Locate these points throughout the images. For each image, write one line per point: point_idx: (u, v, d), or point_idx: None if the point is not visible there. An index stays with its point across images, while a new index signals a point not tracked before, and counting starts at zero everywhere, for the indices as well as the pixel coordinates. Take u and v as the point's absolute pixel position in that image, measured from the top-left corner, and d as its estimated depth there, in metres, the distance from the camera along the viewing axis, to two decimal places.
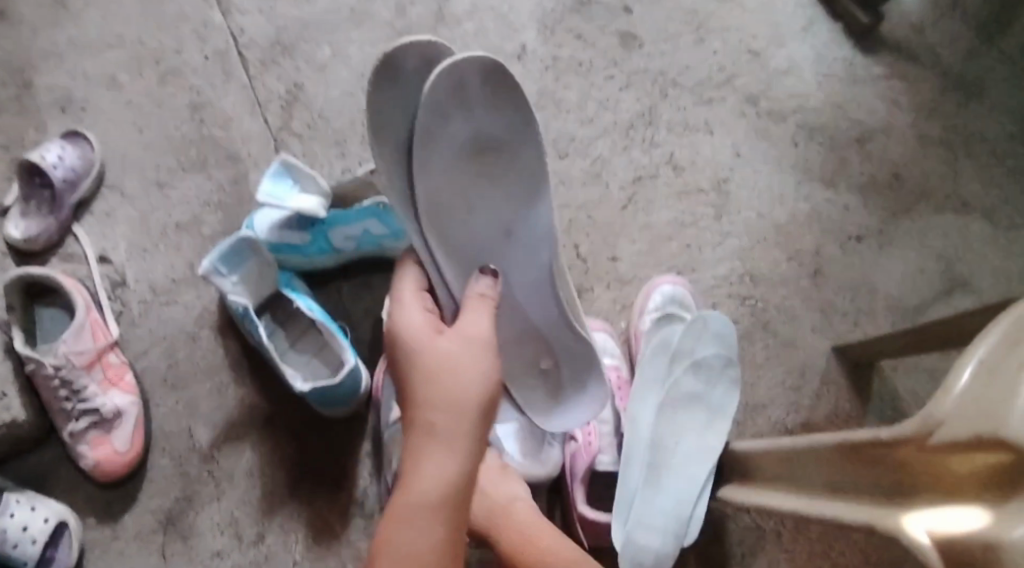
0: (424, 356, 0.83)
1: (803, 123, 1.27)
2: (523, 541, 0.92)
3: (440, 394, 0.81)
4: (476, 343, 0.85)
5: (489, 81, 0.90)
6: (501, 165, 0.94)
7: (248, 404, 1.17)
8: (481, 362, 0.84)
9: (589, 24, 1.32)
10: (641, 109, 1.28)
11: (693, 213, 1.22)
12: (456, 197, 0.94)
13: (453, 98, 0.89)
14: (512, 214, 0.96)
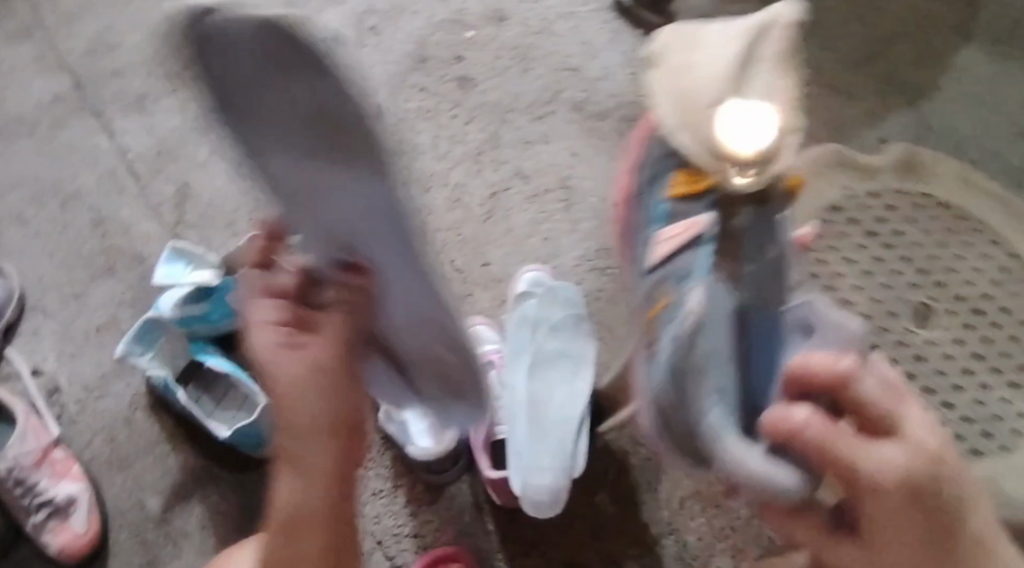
0: (276, 383, 0.91)
1: (623, 116, 1.46)
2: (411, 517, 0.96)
3: (291, 421, 0.91)
4: (302, 362, 0.92)
5: (278, 51, 0.91)
6: (341, 139, 0.91)
7: (188, 466, 1.28)
8: (299, 382, 0.91)
9: (428, 78, 1.49)
10: (486, 135, 1.45)
11: (546, 210, 1.39)
12: (305, 185, 0.95)
13: (279, 64, 0.91)
14: (340, 201, 0.94)
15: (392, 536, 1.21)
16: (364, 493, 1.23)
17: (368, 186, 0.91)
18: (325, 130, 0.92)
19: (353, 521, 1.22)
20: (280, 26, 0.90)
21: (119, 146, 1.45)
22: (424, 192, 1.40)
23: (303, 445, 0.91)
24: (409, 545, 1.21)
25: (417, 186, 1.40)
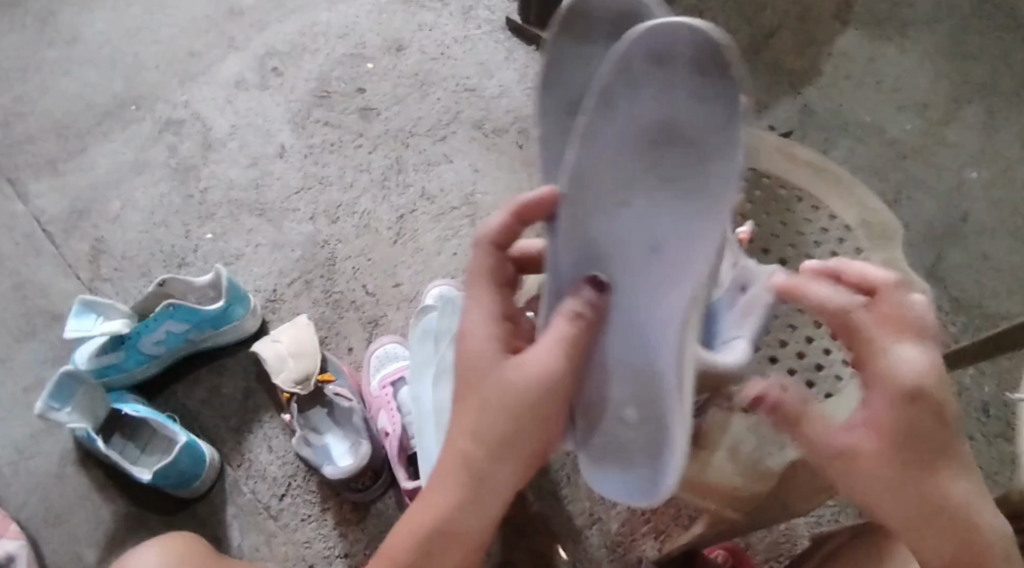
0: (494, 379, 0.88)
1: (522, 129, 1.49)
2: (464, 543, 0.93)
3: (480, 423, 0.89)
4: (536, 362, 0.88)
5: (703, 59, 0.84)
6: (676, 158, 0.88)
7: (122, 514, 1.30)
8: (551, 367, 0.87)
9: (332, 112, 1.51)
10: (390, 161, 1.47)
11: (453, 227, 1.42)
12: (651, 190, 0.89)
13: (633, 72, 0.86)
14: (663, 219, 0.90)
15: (324, 558, 1.24)
16: (294, 519, 1.26)
17: (691, 223, 0.89)
18: (663, 147, 0.88)
19: (284, 548, 1.25)
20: (717, 58, 0.83)
21: (34, 210, 1.46)
22: (333, 223, 1.43)
23: (494, 447, 0.89)
24: (341, 565, 1.24)
25: (326, 218, 1.44)
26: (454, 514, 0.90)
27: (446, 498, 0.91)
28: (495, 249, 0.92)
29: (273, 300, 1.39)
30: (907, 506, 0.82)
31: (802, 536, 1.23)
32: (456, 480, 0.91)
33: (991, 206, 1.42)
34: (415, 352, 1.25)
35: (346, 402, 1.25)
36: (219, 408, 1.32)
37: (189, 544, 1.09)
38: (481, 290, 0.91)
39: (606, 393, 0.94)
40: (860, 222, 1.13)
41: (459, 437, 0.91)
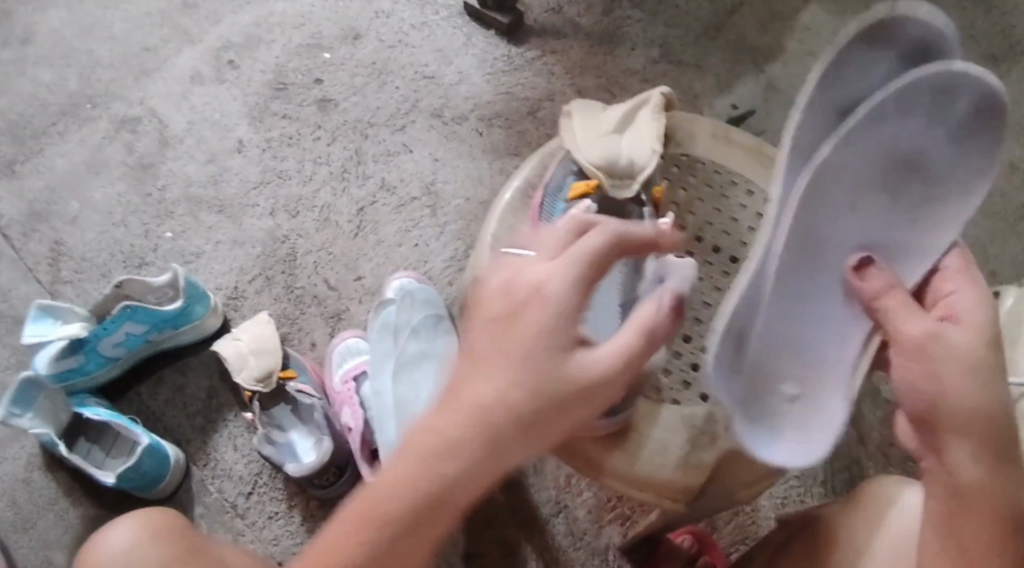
0: (543, 351, 0.80)
1: (481, 116, 1.47)
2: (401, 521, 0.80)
3: (522, 397, 0.79)
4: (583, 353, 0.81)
5: (962, 144, 0.92)
6: (914, 182, 0.94)
7: (91, 516, 1.28)
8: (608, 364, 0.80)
9: (289, 105, 1.50)
10: (350, 153, 1.46)
11: (413, 218, 1.42)
12: (827, 220, 0.96)
13: (872, 126, 0.92)
14: (823, 248, 0.97)
15: (292, 554, 1.25)
16: (260, 517, 1.26)
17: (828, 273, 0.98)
18: (906, 178, 0.94)
19: (252, 546, 1.25)
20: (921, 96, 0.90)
21: None
22: (293, 217, 1.42)
23: (526, 426, 0.80)
24: None
25: (286, 213, 1.43)
26: (431, 494, 0.79)
27: (411, 477, 0.80)
28: (609, 249, 0.81)
29: (234, 298, 1.38)
30: (1000, 511, 0.82)
31: (768, 518, 1.26)
32: (417, 458, 0.80)
33: None
34: (375, 345, 1.25)
35: (308, 399, 1.26)
36: (183, 407, 1.31)
37: (169, 519, 1.07)
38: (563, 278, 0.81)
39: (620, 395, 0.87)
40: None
41: (470, 411, 0.80)
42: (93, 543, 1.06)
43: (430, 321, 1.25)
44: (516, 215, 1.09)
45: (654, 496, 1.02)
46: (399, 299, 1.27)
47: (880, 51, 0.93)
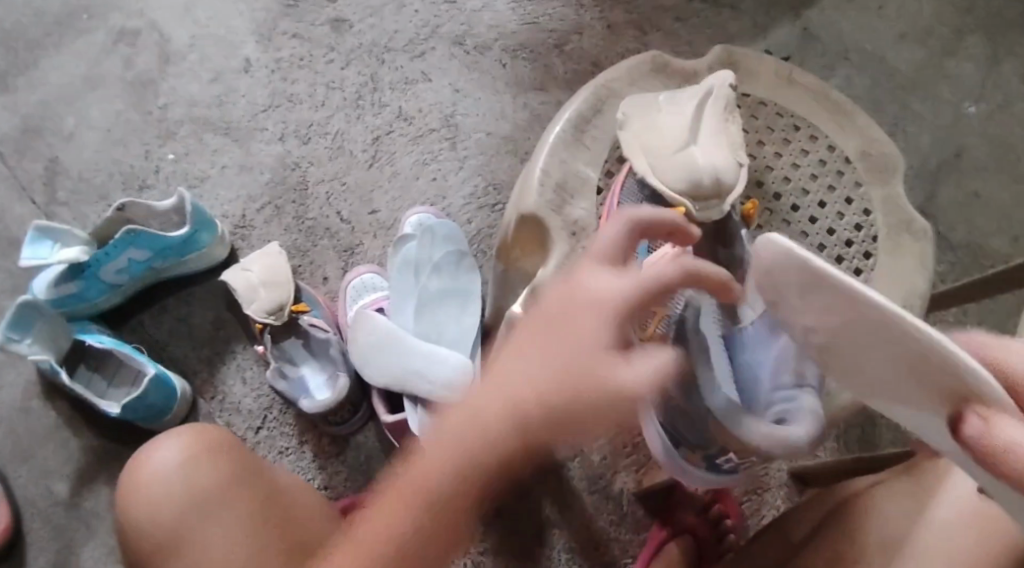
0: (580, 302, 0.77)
1: (505, 46, 1.39)
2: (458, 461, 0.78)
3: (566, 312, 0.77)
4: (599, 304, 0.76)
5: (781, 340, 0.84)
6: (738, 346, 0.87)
7: (92, 447, 1.21)
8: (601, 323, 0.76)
9: (300, 23, 1.39)
10: (364, 79, 1.37)
11: (431, 151, 1.35)
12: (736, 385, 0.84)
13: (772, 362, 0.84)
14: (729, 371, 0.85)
15: None
16: (271, 452, 1.21)
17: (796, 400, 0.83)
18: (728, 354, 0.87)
19: None
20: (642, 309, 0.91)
21: None
22: (303, 145, 1.35)
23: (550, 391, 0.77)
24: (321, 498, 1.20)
25: (297, 139, 1.35)
26: (517, 432, 0.78)
27: (497, 433, 0.78)
28: (635, 233, 0.78)
29: (242, 226, 1.31)
30: None
31: (780, 470, 1.22)
32: (495, 419, 0.78)
33: (987, 140, 1.39)
34: (393, 283, 1.17)
35: (322, 334, 1.19)
36: (193, 340, 1.24)
37: (222, 435, 1.01)
38: (603, 267, 0.77)
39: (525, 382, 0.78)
40: (860, 154, 0.99)
41: (565, 364, 0.77)
42: (155, 455, 0.98)
43: (452, 259, 1.18)
44: (567, 149, 0.99)
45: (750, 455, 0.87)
46: (419, 235, 1.19)
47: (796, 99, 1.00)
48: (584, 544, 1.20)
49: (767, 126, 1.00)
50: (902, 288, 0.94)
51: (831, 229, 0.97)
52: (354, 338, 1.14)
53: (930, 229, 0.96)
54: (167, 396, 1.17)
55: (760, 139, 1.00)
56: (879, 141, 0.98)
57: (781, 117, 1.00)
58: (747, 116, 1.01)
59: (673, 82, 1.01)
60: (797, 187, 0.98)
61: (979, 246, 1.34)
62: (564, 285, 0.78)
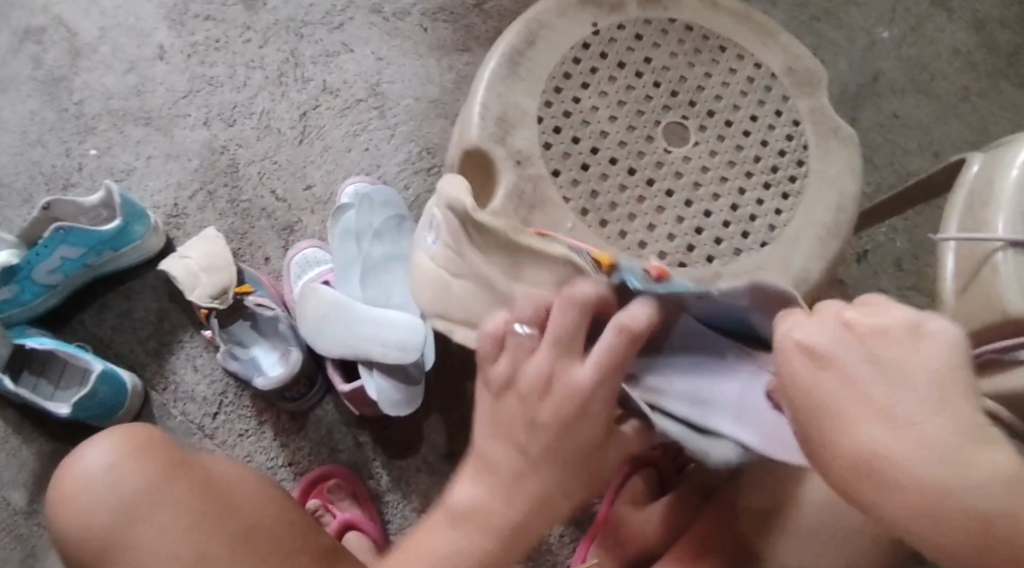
0: (568, 396, 0.74)
1: (424, 10, 1.38)
2: (491, 519, 0.78)
3: (563, 406, 0.74)
4: (580, 392, 0.74)
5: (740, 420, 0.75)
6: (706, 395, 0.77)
7: (45, 452, 1.18)
8: (595, 397, 0.74)
9: (211, 5, 1.36)
10: (285, 55, 1.35)
11: (361, 121, 1.34)
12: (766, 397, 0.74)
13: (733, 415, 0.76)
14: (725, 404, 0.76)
15: (268, 470, 1.18)
16: (231, 436, 1.19)
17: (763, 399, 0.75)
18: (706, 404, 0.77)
19: None
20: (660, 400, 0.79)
21: None
22: (229, 127, 1.32)
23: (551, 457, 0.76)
24: (287, 475, 1.18)
25: (222, 121, 1.32)
26: (524, 507, 0.78)
27: (510, 496, 0.78)
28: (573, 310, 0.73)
29: (175, 215, 1.29)
30: None
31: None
32: (508, 474, 0.78)
33: (902, 63, 1.41)
34: (336, 256, 1.16)
35: (269, 312, 1.17)
36: (137, 334, 1.22)
37: (137, 435, 0.96)
38: (567, 364, 0.74)
39: (536, 471, 0.77)
40: (785, 69, 0.97)
41: (559, 400, 0.74)
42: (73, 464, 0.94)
43: (392, 223, 1.15)
44: (504, 83, 0.94)
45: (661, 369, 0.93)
46: (357, 204, 1.17)
47: (721, 14, 0.98)
48: None
49: (695, 49, 0.97)
50: (834, 192, 0.95)
51: (764, 141, 0.95)
52: (301, 314, 1.13)
53: (854, 134, 0.97)
54: (117, 391, 1.14)
55: (690, 61, 0.97)
56: (800, 56, 0.98)
57: (708, 37, 0.97)
58: (675, 40, 0.97)
59: (601, 9, 0.96)
60: (730, 103, 0.96)
61: (905, 165, 1.37)
62: (555, 377, 0.74)
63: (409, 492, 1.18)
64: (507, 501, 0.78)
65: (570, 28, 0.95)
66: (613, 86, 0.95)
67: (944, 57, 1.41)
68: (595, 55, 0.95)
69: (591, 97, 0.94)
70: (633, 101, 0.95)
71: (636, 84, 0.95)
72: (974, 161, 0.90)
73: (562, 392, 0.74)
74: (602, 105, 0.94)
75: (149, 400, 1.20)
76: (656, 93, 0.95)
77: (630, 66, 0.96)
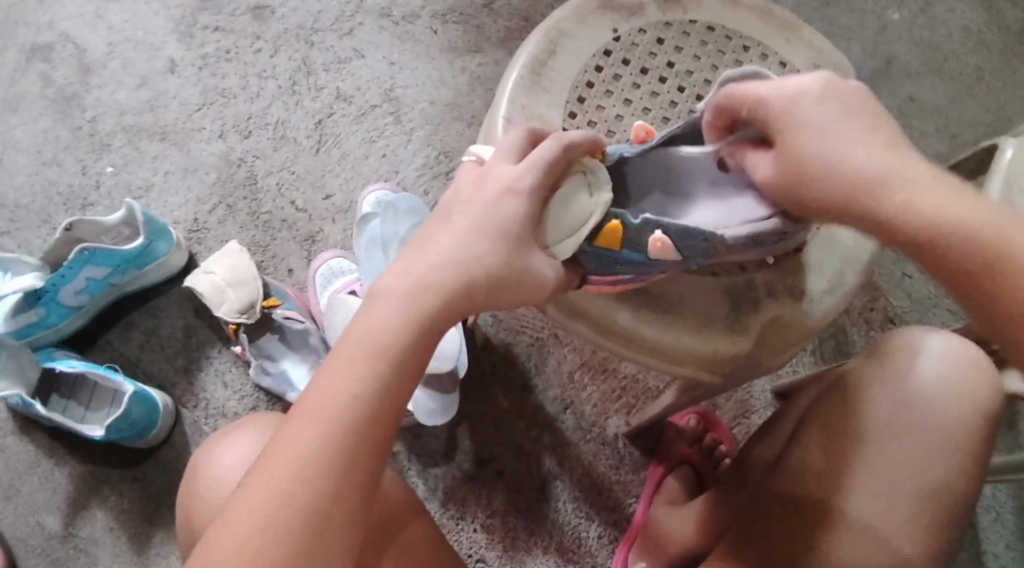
0: (484, 199, 0.79)
1: (434, 12, 1.37)
2: (381, 346, 0.75)
3: (480, 214, 0.79)
4: (504, 192, 0.79)
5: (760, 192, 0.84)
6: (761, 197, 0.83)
7: (78, 474, 1.17)
8: (511, 206, 0.79)
9: (220, 15, 1.35)
10: (297, 64, 1.35)
11: (377, 127, 1.33)
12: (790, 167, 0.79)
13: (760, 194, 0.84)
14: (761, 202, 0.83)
15: None
16: None
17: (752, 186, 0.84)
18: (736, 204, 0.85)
19: None
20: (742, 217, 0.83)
21: None
22: (245, 139, 1.32)
23: (445, 280, 0.78)
24: None
25: (237, 133, 1.32)
26: (380, 394, 0.75)
27: (363, 381, 0.74)
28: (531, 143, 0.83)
29: (196, 230, 1.28)
30: (942, 483, 0.85)
31: (765, 391, 1.23)
32: (366, 361, 0.75)
33: (915, 46, 1.41)
34: (363, 265, 1.15)
35: (298, 325, 1.18)
36: (165, 352, 1.22)
37: (272, 422, 0.94)
38: (503, 166, 0.81)
39: (427, 287, 0.77)
40: (812, 67, 0.97)
41: (430, 277, 0.77)
42: (205, 457, 0.92)
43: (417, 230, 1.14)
44: (527, 95, 0.93)
45: (695, 370, 0.90)
46: (381, 212, 1.16)
47: (746, 13, 0.97)
48: (587, 490, 1.19)
49: (718, 50, 0.96)
50: None
51: None
52: (331, 326, 1.14)
53: None
54: (149, 410, 1.14)
55: (714, 64, 0.96)
56: (827, 52, 0.97)
57: (731, 37, 0.96)
58: (697, 42, 0.96)
59: (621, 15, 0.95)
60: None
61: (922, 149, 1.37)
62: (488, 173, 0.80)
63: (446, 498, 1.18)
64: (387, 324, 0.76)
65: (592, 35, 0.95)
66: (637, 93, 0.94)
67: (955, 38, 1.41)
68: (618, 61, 0.95)
69: (616, 105, 0.94)
70: (657, 107, 0.95)
71: (659, 89, 0.95)
72: (1007, 147, 0.90)
73: (483, 190, 0.80)
74: (626, 113, 0.94)
75: (180, 418, 1.20)
76: (682, 97, 0.95)
77: (653, 71, 0.95)
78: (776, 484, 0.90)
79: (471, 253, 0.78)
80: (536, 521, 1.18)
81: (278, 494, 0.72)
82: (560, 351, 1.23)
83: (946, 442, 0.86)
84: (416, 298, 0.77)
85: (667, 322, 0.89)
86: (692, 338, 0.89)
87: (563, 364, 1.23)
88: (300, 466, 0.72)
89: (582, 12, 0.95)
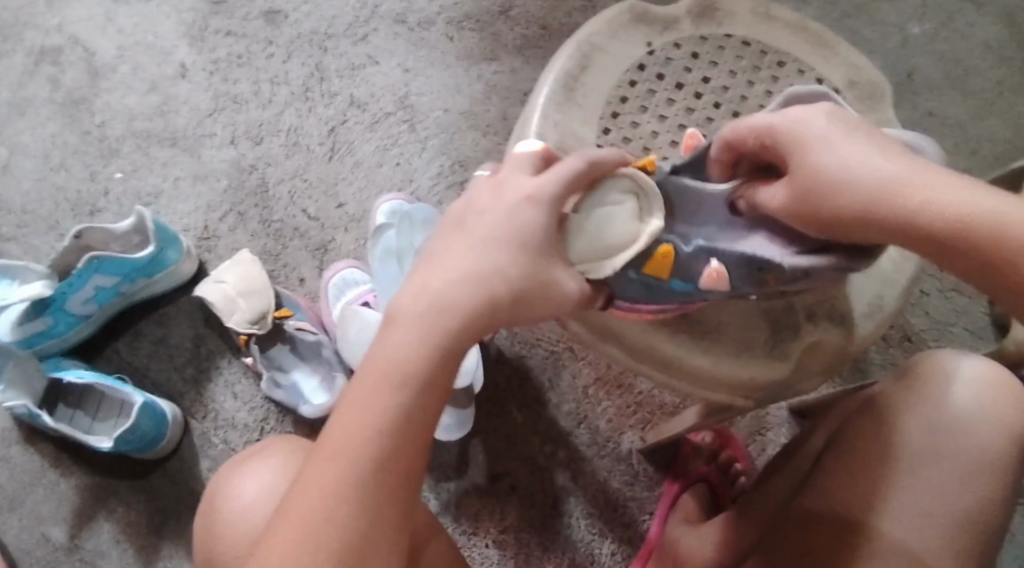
0: (503, 213, 0.76)
1: (449, 19, 1.35)
2: (401, 370, 0.73)
3: (501, 227, 0.76)
4: (524, 203, 0.77)
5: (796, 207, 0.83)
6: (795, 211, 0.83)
7: (84, 485, 1.15)
8: (531, 217, 0.76)
9: (232, 20, 1.33)
10: (310, 70, 1.32)
11: (391, 135, 1.31)
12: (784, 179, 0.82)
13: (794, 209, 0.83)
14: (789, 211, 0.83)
15: None
16: None
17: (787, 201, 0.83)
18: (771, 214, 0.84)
19: None
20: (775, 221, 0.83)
21: None
22: (257, 146, 1.30)
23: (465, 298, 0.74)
24: None
25: (248, 140, 1.30)
26: (404, 419, 0.72)
27: (386, 408, 0.72)
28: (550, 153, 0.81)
29: (206, 238, 1.26)
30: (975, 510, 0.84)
31: (782, 408, 1.20)
32: (388, 390, 0.73)
33: (936, 59, 1.39)
34: (377, 275, 1.13)
35: (311, 335, 1.16)
36: (174, 363, 1.19)
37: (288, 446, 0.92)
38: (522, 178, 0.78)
39: (446, 306, 0.74)
40: (847, 82, 0.95)
41: (451, 295, 0.74)
42: (224, 485, 0.90)
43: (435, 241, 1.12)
44: (559, 110, 0.91)
45: (727, 395, 0.89)
46: (398, 222, 1.14)
47: (778, 28, 0.95)
48: (602, 507, 1.17)
49: (753, 66, 0.95)
50: None
51: None
52: (344, 337, 1.12)
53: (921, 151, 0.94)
54: (158, 421, 1.12)
55: (749, 80, 0.94)
56: (863, 69, 0.95)
57: (766, 53, 0.95)
58: (732, 57, 0.94)
59: (654, 30, 0.94)
60: None
61: (942, 163, 1.35)
62: (504, 182, 0.78)
63: (459, 514, 1.16)
64: (407, 346, 0.73)
65: (625, 49, 0.93)
66: (672, 109, 0.93)
67: (977, 51, 1.39)
68: (651, 76, 0.93)
69: (651, 122, 0.92)
70: (692, 123, 0.93)
71: (695, 106, 0.93)
72: None
73: (502, 202, 0.77)
74: (662, 130, 0.92)
75: (189, 430, 1.17)
76: (717, 114, 0.93)
77: (687, 86, 0.93)
78: (802, 507, 0.88)
79: (496, 267, 0.75)
80: (550, 538, 1.16)
81: (305, 529, 0.70)
82: (576, 365, 1.21)
83: (980, 472, 0.84)
84: (436, 317, 0.74)
85: (699, 345, 0.89)
86: (722, 361, 0.88)
87: (578, 379, 1.21)
88: (327, 501, 0.71)
89: (616, 25, 0.93)
